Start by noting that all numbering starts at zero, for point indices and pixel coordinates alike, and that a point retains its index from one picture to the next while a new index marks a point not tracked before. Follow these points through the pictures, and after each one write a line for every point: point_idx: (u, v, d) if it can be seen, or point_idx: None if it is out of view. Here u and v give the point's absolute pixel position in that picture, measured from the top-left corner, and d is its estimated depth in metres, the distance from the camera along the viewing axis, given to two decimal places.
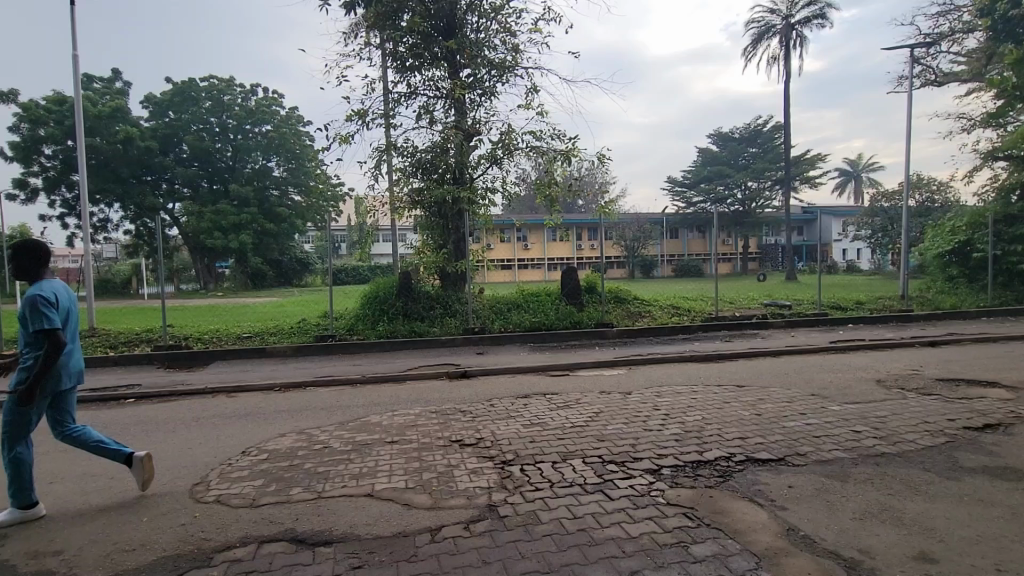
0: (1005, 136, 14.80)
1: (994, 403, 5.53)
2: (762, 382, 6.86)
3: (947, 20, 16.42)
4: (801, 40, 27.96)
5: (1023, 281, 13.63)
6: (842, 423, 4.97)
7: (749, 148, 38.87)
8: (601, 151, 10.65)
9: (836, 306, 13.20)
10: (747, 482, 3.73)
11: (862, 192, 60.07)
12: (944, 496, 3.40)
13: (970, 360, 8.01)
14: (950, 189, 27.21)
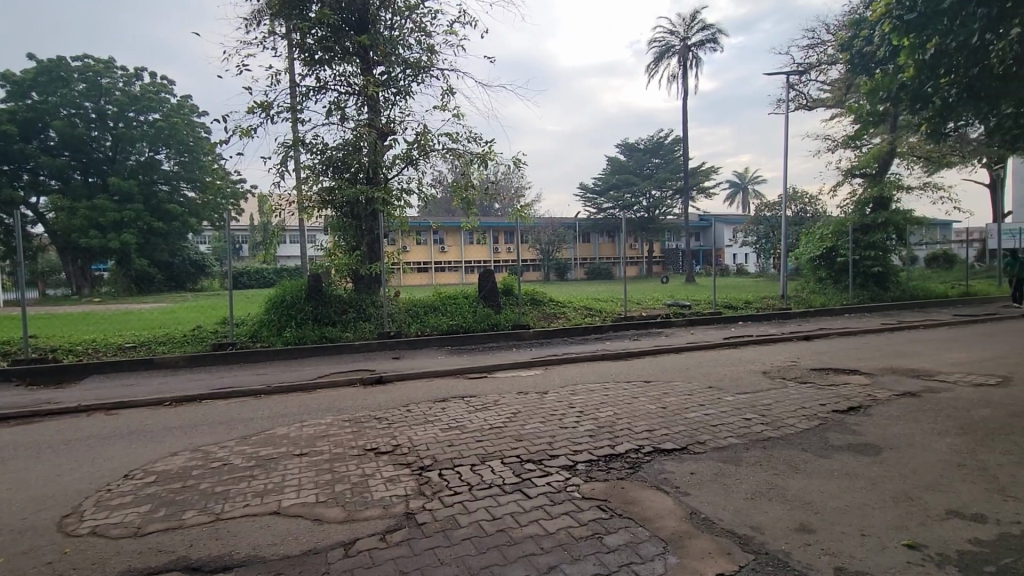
0: (861, 156, 17.07)
1: (856, 388, 6.35)
2: (666, 377, 7.34)
3: (815, 52, 18.64)
4: (696, 61, 30.33)
5: (876, 282, 15.78)
6: (735, 412, 5.46)
7: (652, 158, 41.48)
8: (517, 156, 10.84)
9: (728, 306, 14.46)
10: (654, 471, 3.97)
11: (749, 203, 66.32)
12: (819, 473, 3.85)
13: (836, 351, 9.13)
14: (820, 201, 30.87)
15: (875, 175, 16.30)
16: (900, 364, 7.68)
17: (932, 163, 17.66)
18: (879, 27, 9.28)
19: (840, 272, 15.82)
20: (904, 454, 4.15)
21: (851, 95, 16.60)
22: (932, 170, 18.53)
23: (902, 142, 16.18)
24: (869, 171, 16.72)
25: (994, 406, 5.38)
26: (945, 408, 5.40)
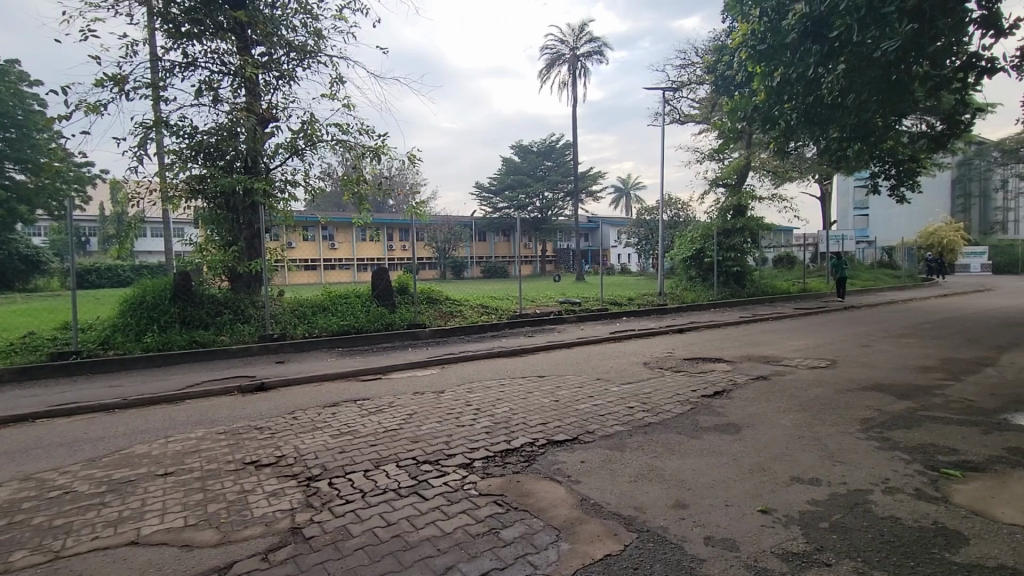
0: (724, 168, 19.14)
1: (721, 374, 7.12)
2: (559, 372, 7.67)
3: (686, 72, 20.54)
4: (584, 71, 31.90)
5: (736, 280, 17.81)
6: (620, 402, 5.85)
7: (545, 161, 42.98)
8: (412, 152, 10.61)
9: (614, 302, 15.46)
10: (548, 462, 4.13)
11: (631, 207, 71.32)
12: (692, 453, 4.26)
13: (705, 342, 10.18)
14: (690, 207, 34.13)
15: (735, 185, 18.38)
16: (755, 352, 8.76)
17: (779, 177, 20.34)
18: (738, 55, 10.47)
19: (707, 271, 17.65)
20: (759, 431, 4.74)
21: (716, 113, 18.53)
22: (779, 183, 21.33)
23: (756, 158, 18.45)
24: (730, 182, 18.83)
25: (825, 385, 6.35)
26: (790, 388, 6.25)
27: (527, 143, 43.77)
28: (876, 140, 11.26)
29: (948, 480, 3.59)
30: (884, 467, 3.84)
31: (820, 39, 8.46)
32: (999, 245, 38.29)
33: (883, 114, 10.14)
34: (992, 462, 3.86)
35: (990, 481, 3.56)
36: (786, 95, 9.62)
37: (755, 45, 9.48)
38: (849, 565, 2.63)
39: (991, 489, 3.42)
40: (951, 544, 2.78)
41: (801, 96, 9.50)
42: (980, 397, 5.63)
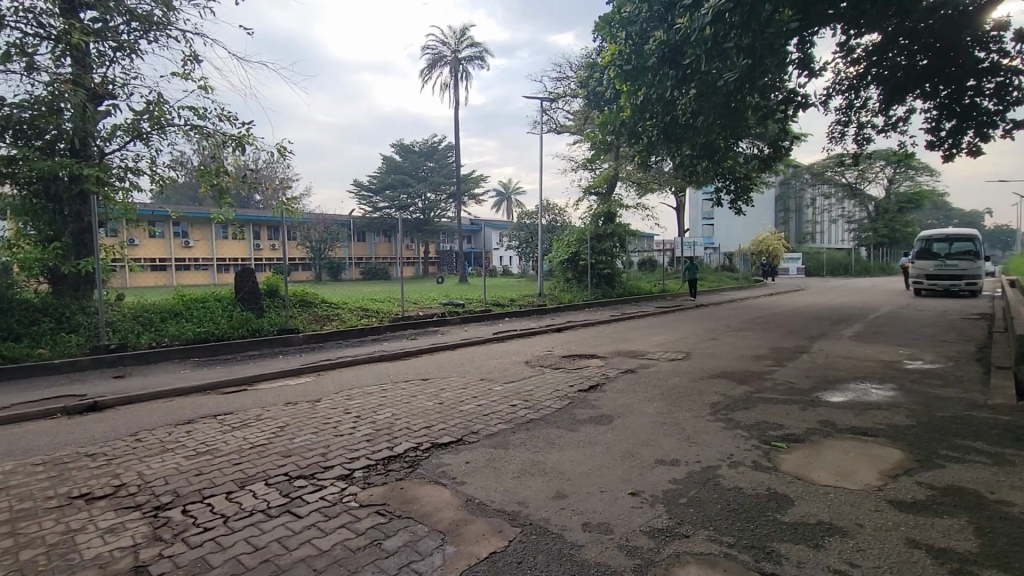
0: (596, 177, 20.52)
1: (595, 369, 7.62)
2: (443, 374, 7.62)
3: (562, 85, 21.68)
4: (466, 75, 32.10)
5: (607, 282, 19.18)
6: (503, 400, 5.98)
7: (426, 162, 42.47)
8: (282, 144, 9.82)
9: (497, 304, 15.77)
10: (433, 466, 4.08)
11: (512, 211, 73.29)
12: (570, 445, 4.49)
13: (580, 340, 10.82)
14: (566, 213, 36.09)
15: (605, 194, 19.81)
16: (624, 347, 9.50)
17: (642, 188, 22.33)
18: (607, 73, 11.31)
19: (582, 273, 18.74)
20: (628, 420, 5.14)
21: (588, 125, 19.80)
22: (642, 193, 23.43)
23: (623, 170, 20.09)
24: (601, 190, 20.24)
25: (682, 375, 7.09)
26: (653, 379, 6.88)
27: (408, 143, 42.92)
28: (720, 160, 12.88)
29: (777, 452, 4.20)
30: (729, 444, 4.38)
31: (675, 65, 9.47)
32: (811, 252, 45.94)
33: (725, 137, 11.64)
34: (809, 433, 4.61)
35: (807, 449, 4.25)
36: (648, 113, 10.61)
37: (622, 65, 10.30)
38: (704, 533, 2.96)
39: (808, 457, 4.08)
40: (781, 506, 3.26)
41: (660, 115, 10.56)
42: (799, 379, 6.70)
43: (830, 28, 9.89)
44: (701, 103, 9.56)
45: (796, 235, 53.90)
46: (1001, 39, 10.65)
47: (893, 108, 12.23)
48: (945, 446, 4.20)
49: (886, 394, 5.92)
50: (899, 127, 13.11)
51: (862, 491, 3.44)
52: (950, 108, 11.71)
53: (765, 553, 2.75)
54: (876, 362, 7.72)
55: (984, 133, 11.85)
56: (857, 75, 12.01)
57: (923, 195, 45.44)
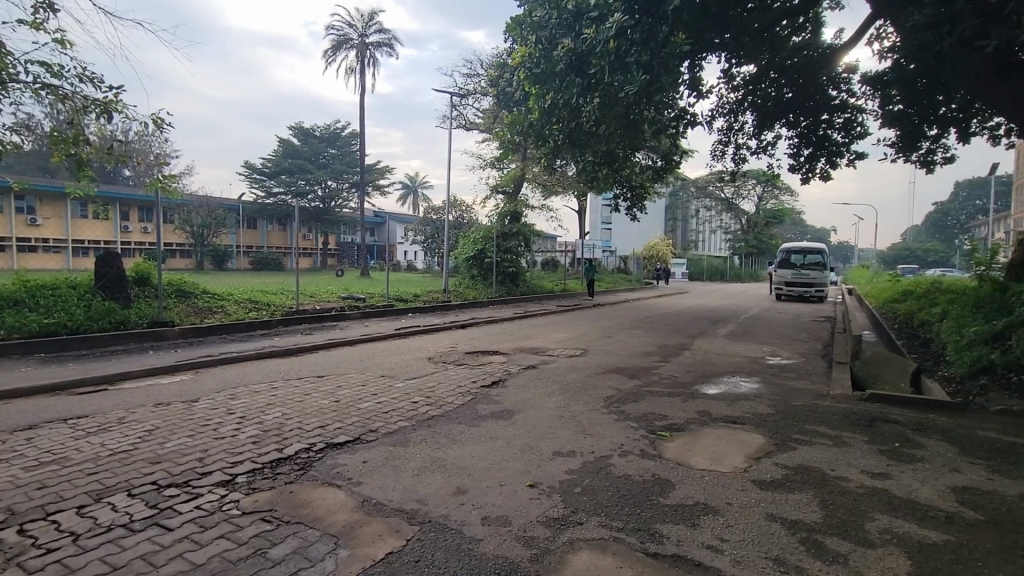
0: (504, 177, 20.85)
1: (497, 365, 7.72)
2: (340, 370, 7.28)
3: (472, 82, 21.65)
4: (373, 61, 30.83)
5: (511, 280, 19.52)
6: (404, 397, 5.85)
7: (327, 149, 40.31)
8: (158, 114, 8.74)
9: (400, 299, 15.38)
10: (327, 467, 3.88)
11: (418, 204, 71.93)
12: (472, 440, 4.51)
13: (484, 336, 10.93)
14: (473, 210, 36.21)
15: (512, 193, 20.25)
16: (525, 344, 9.73)
17: (547, 190, 23.01)
18: (517, 74, 11.54)
19: (487, 271, 18.91)
20: (528, 414, 5.27)
21: (497, 124, 20.02)
22: (547, 195, 24.17)
23: (529, 171, 20.57)
24: (508, 190, 20.60)
25: (579, 371, 7.43)
26: (552, 375, 7.12)
27: (308, 127, 40.48)
28: (619, 168, 13.67)
29: (662, 441, 4.54)
30: (620, 435, 4.66)
31: (581, 73, 9.88)
32: (694, 259, 50.30)
33: (624, 147, 12.35)
34: (689, 423, 5.04)
35: (687, 437, 4.64)
36: (554, 117, 11.01)
37: (532, 68, 10.57)
38: (597, 520, 3.12)
39: (689, 444, 4.46)
40: (664, 491, 3.53)
41: (566, 120, 10.99)
42: (682, 373, 7.31)
43: (715, 55, 10.87)
44: (603, 112, 10.09)
45: (682, 243, 58.75)
46: (850, 81, 12.50)
47: (764, 132, 13.69)
48: (797, 431, 4.82)
49: (753, 386, 6.65)
50: (768, 151, 14.74)
51: (732, 473, 3.83)
52: (808, 138, 13.38)
53: (650, 535, 2.96)
54: (745, 358, 8.64)
55: (833, 161, 13.72)
56: (736, 101, 13.26)
57: (785, 212, 51.71)
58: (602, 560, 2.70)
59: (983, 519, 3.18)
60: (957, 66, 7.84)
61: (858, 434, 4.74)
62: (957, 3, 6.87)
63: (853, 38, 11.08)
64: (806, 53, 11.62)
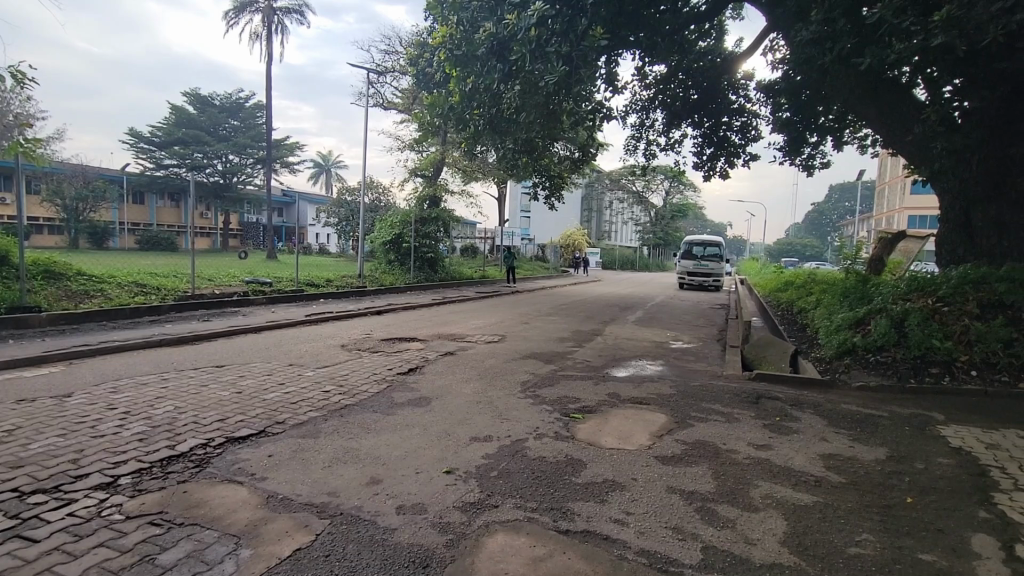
0: (423, 160, 20.38)
1: (414, 352, 7.60)
2: (243, 359, 6.79)
3: (390, 59, 20.83)
4: (282, 28, 28.59)
5: (430, 266, 19.24)
6: (314, 386, 5.59)
7: (229, 120, 37.06)
8: (18, 65, 7.49)
9: (311, 283, 14.60)
10: (226, 463, 3.61)
11: (331, 184, 68.44)
12: (387, 429, 4.41)
13: (401, 322, 10.71)
14: (391, 193, 35.15)
15: (431, 178, 19.92)
16: (443, 330, 9.64)
17: (466, 175, 22.80)
18: (437, 55, 11.27)
19: (405, 256, 18.46)
20: (445, 401, 5.25)
21: (416, 105, 19.48)
22: (467, 181, 24.00)
23: (449, 155, 20.28)
24: (427, 174, 20.28)
25: (497, 356, 7.51)
26: (470, 361, 7.13)
27: (206, 94, 36.94)
28: (538, 157, 13.88)
29: (575, 422, 4.72)
30: (536, 419, 4.77)
31: (502, 58, 9.86)
32: (607, 249, 52.50)
33: (543, 136, 12.55)
34: (600, 405, 5.27)
35: (598, 419, 4.86)
36: (475, 102, 10.94)
37: (452, 49, 10.38)
38: (512, 502, 3.18)
39: (600, 425, 4.67)
40: (576, 470, 3.67)
41: (487, 106, 10.96)
42: (594, 358, 7.63)
43: (630, 52, 11.30)
44: (524, 100, 10.14)
45: (596, 233, 61.04)
46: (746, 88, 13.57)
47: (673, 131, 14.52)
48: (696, 409, 5.22)
49: (658, 369, 7.09)
50: (676, 149, 15.66)
51: (637, 451, 4.07)
52: (711, 138, 14.37)
53: (562, 513, 3.07)
54: (651, 343, 9.20)
55: (731, 161, 14.85)
56: (648, 98, 13.92)
57: (689, 207, 55.41)
58: (516, 541, 2.77)
59: (845, 481, 3.64)
60: (836, 81, 8.78)
61: (746, 410, 5.24)
62: (838, 23, 7.68)
63: (750, 48, 12.05)
64: (710, 57, 12.50)
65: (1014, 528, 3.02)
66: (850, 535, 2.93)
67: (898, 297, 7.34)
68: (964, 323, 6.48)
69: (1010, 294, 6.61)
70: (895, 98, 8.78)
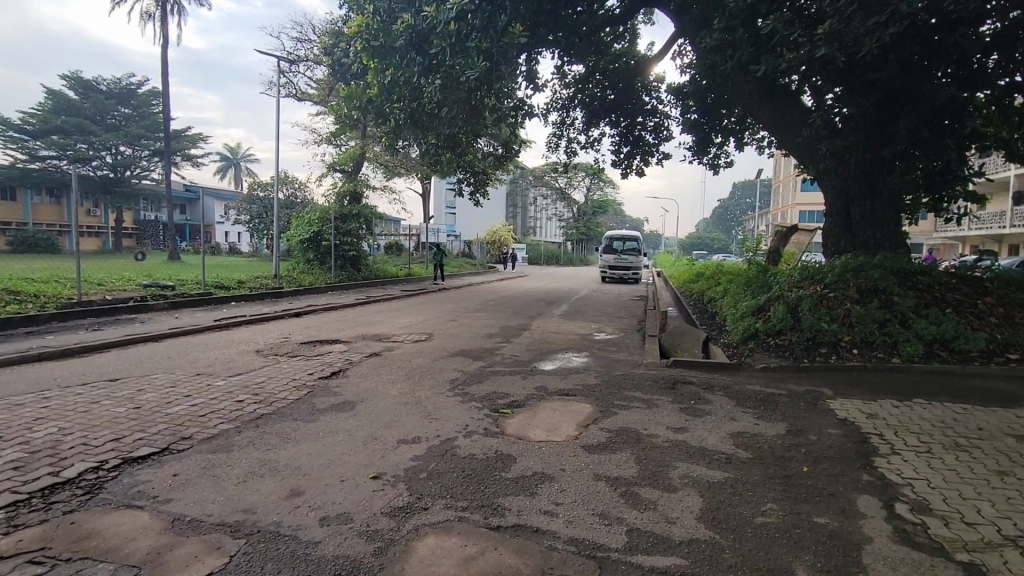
0: (342, 155, 19.59)
1: (337, 355, 7.30)
2: (142, 371, 6.18)
3: (302, 47, 19.76)
4: (178, 8, 26.17)
5: (352, 264, 18.54)
6: (226, 396, 5.20)
7: (118, 107, 33.50)
8: None
9: (219, 286, 13.53)
10: (123, 487, 3.27)
11: (241, 179, 63.94)
12: (308, 437, 4.19)
13: (322, 324, 10.25)
14: (307, 189, 33.46)
15: (351, 173, 19.20)
16: (368, 331, 9.33)
17: (388, 171, 22.16)
18: (353, 45, 10.85)
19: (325, 254, 17.66)
20: (370, 404, 5.08)
21: (333, 97, 18.64)
22: (389, 176, 23.36)
23: (369, 150, 19.64)
24: (346, 168, 19.51)
25: (424, 355, 7.39)
26: (397, 361, 6.95)
27: (89, 78, 33.15)
28: (461, 153, 13.80)
29: (503, 418, 4.75)
30: (465, 416, 4.74)
31: (422, 51, 9.68)
32: (532, 244, 53.33)
33: (466, 132, 12.49)
34: (528, 399, 5.34)
35: (526, 413, 4.92)
36: (395, 95, 10.65)
37: (369, 39, 10.03)
38: (442, 502, 3.14)
39: (528, 419, 4.73)
40: (506, 465, 3.70)
41: (407, 99, 10.73)
42: (521, 352, 7.72)
43: (550, 51, 11.50)
44: (446, 94, 10.01)
45: (521, 229, 61.80)
46: (659, 90, 14.29)
47: (591, 129, 14.99)
48: (619, 398, 5.43)
49: (583, 361, 7.31)
50: (595, 147, 16.21)
51: (565, 442, 4.18)
52: (627, 137, 14.97)
53: (493, 509, 3.08)
54: (575, 335, 9.47)
55: (646, 159, 15.59)
56: (568, 97, 14.29)
57: (609, 203, 57.52)
58: (448, 541, 2.74)
59: (751, 456, 3.95)
60: (736, 85, 9.47)
61: (664, 396, 5.54)
62: (738, 32, 8.27)
63: (661, 52, 12.69)
64: (624, 59, 13.05)
65: (891, 487, 3.43)
66: (757, 505, 3.18)
67: (792, 285, 8.08)
68: (847, 307, 7.25)
69: (883, 280, 7.49)
70: (787, 104, 9.62)
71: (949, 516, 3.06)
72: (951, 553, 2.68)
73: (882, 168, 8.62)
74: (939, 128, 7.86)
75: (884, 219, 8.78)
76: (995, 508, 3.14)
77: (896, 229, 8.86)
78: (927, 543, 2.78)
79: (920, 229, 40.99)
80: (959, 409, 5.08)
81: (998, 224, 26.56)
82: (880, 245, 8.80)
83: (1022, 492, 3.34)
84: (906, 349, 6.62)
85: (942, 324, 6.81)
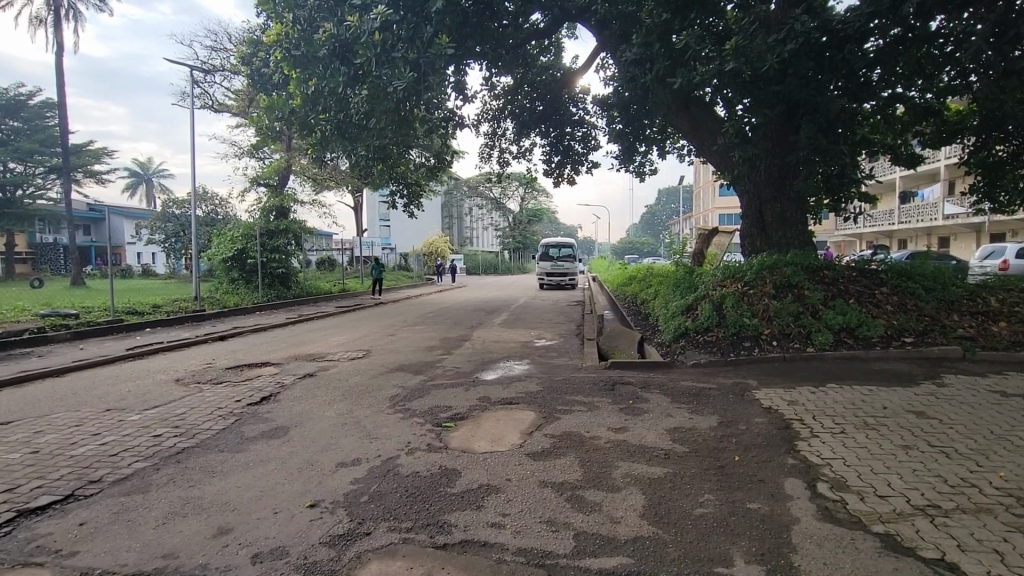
0: (266, 168, 18.69)
1: (267, 378, 6.89)
2: (39, 411, 5.53)
3: (218, 56, 18.72)
4: (74, 13, 23.97)
5: (282, 282, 17.68)
6: (142, 431, 4.76)
7: (6, 120, 30.21)
8: None
9: (131, 312, 12.40)
10: (19, 544, 2.89)
11: (153, 195, 59.24)
12: (237, 468, 3.92)
13: (250, 347, 9.69)
14: (229, 205, 31.60)
15: (276, 186, 18.38)
16: (300, 351, 8.89)
17: (317, 184, 21.36)
18: (273, 54, 10.48)
19: (251, 273, 16.73)
20: (305, 428, 4.83)
21: (254, 108, 17.78)
22: (318, 190, 22.59)
23: (296, 163, 18.87)
24: (271, 182, 18.68)
25: (362, 373, 7.14)
26: (333, 381, 6.65)
27: None
28: (393, 163, 13.58)
29: (446, 431, 4.67)
30: (406, 433, 4.62)
31: (347, 61, 9.49)
32: (470, 255, 53.32)
33: (396, 143, 12.33)
34: (471, 410, 5.28)
35: (470, 424, 4.87)
36: (321, 105, 10.35)
37: (290, 49, 9.65)
38: (385, 526, 3.02)
39: (471, 431, 4.67)
40: (450, 480, 3.62)
41: (334, 110, 10.45)
42: (462, 364, 7.64)
43: (478, 63, 11.56)
44: (373, 105, 9.84)
45: (458, 240, 61.74)
46: (585, 101, 14.77)
47: (523, 140, 15.28)
48: (561, 403, 5.49)
49: (524, 368, 7.34)
50: (527, 157, 16.51)
51: (510, 450, 4.17)
52: (557, 147, 15.32)
53: (439, 527, 3.00)
54: (516, 343, 9.52)
55: (576, 168, 16.03)
56: (498, 108, 14.51)
57: (543, 211, 58.55)
58: (392, 566, 2.64)
59: (688, 450, 4.12)
60: (656, 95, 9.95)
61: (604, 398, 5.66)
62: (655, 46, 8.71)
63: (584, 65, 13.13)
64: (551, 71, 13.38)
65: (812, 468, 3.69)
66: (696, 498, 3.31)
67: (716, 284, 8.56)
68: (765, 302, 7.79)
69: (794, 276, 8.11)
70: (702, 115, 10.22)
71: (864, 491, 3.32)
72: (868, 526, 2.91)
73: (789, 172, 9.32)
74: (835, 135, 8.61)
75: (792, 219, 9.51)
76: (901, 480, 3.46)
77: (804, 227, 9.62)
78: (846, 518, 3.01)
79: (824, 229, 44.94)
80: (867, 391, 5.56)
81: (888, 221, 29.57)
82: (789, 244, 9.53)
83: (924, 464, 3.69)
84: (818, 339, 7.17)
85: (847, 314, 7.45)
